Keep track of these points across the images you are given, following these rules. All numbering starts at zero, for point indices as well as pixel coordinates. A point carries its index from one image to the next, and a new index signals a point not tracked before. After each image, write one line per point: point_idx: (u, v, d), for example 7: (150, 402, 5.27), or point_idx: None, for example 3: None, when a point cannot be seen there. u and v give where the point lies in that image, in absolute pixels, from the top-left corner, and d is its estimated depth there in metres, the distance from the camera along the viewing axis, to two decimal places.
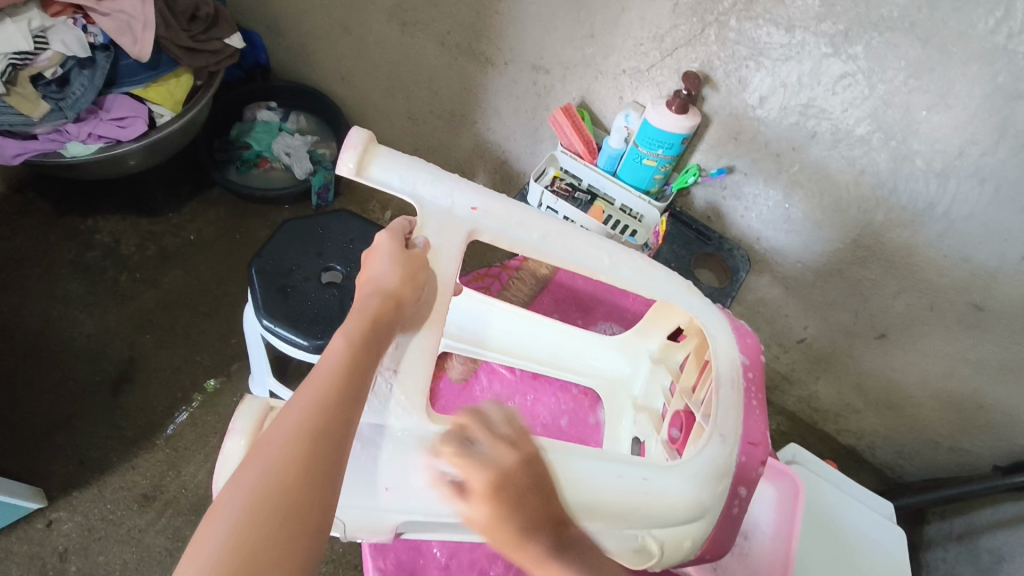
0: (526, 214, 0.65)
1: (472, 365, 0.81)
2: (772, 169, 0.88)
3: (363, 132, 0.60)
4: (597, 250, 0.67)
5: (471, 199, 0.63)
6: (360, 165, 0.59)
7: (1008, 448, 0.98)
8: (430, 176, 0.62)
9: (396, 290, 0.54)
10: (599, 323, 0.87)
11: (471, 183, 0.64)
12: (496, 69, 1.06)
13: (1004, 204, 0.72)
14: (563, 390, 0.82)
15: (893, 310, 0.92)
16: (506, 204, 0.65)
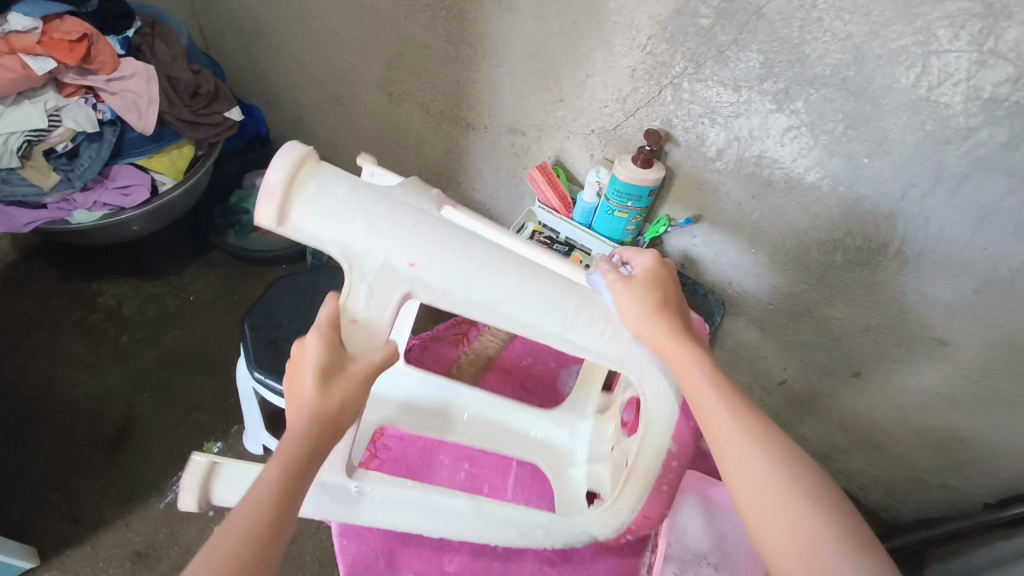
0: (478, 260, 0.58)
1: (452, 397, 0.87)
2: (737, 215, 0.93)
3: (284, 169, 0.53)
4: (552, 313, 0.60)
5: (409, 253, 0.56)
6: (282, 217, 0.53)
7: (994, 483, 0.98)
8: (361, 225, 0.55)
9: (329, 409, 0.51)
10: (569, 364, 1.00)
11: (412, 226, 0.56)
12: (477, 132, 1.13)
13: (951, 242, 0.77)
14: (538, 429, 0.85)
15: (864, 347, 0.95)
16: (454, 256, 0.57)
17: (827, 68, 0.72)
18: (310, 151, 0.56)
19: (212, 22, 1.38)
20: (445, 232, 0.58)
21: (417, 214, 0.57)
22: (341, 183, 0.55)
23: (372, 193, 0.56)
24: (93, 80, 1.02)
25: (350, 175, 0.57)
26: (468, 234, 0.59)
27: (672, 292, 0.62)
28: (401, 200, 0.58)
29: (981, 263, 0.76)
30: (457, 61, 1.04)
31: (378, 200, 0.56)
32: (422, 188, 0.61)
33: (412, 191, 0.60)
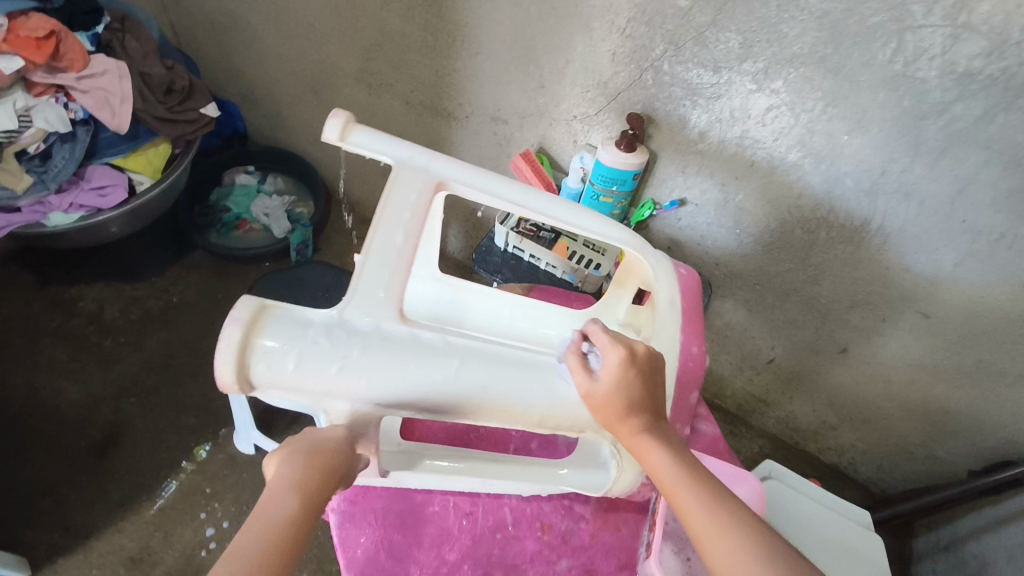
0: (452, 391, 0.50)
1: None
2: (722, 196, 0.93)
3: (222, 356, 0.45)
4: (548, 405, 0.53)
5: (376, 374, 0.48)
6: (248, 385, 0.46)
7: (977, 451, 1.01)
8: (323, 369, 0.47)
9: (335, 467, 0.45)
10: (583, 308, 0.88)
11: (370, 377, 0.48)
12: (459, 122, 1.13)
13: (930, 216, 0.78)
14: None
15: (849, 323, 0.97)
16: (423, 384, 0.49)
17: (805, 46, 0.72)
18: (252, 311, 0.46)
19: (184, 17, 1.35)
20: (411, 372, 0.49)
21: (376, 360, 0.48)
22: (287, 350, 0.46)
23: (323, 350, 0.47)
24: (63, 78, 0.99)
25: (295, 325, 0.47)
26: (436, 360, 0.50)
27: (644, 391, 0.50)
28: (356, 342, 0.48)
29: (960, 235, 0.77)
30: (436, 50, 1.03)
31: (330, 362, 0.47)
32: (376, 301, 0.51)
33: (362, 317, 0.50)
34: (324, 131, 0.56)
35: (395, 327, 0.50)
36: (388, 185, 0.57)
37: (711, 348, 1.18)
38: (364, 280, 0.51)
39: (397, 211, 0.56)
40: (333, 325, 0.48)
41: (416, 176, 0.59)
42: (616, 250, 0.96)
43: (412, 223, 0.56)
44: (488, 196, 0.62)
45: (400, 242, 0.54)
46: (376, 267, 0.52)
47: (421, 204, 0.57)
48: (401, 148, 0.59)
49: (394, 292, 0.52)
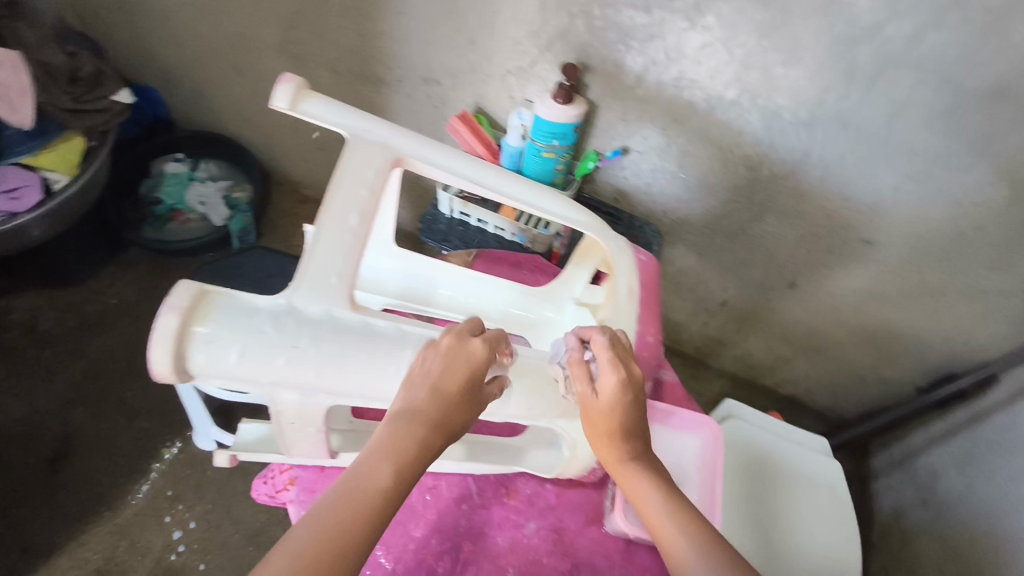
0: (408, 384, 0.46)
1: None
2: (663, 141, 0.92)
3: (161, 352, 0.40)
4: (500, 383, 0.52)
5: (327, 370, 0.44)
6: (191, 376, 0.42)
7: (924, 368, 1.05)
8: (270, 364, 0.43)
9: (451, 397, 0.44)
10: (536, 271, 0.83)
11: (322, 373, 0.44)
12: (391, 87, 1.08)
13: (866, 143, 0.78)
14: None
15: (796, 258, 0.98)
16: (378, 379, 0.45)
17: None
18: (192, 297, 0.41)
19: None
20: (361, 364, 0.45)
21: (325, 356, 0.44)
22: (227, 339, 0.41)
23: (271, 340, 0.42)
24: None
25: (238, 312, 0.42)
26: (392, 350, 0.46)
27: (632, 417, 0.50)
28: (305, 331, 0.44)
29: (896, 160, 0.78)
30: (357, 12, 0.98)
31: (277, 354, 0.43)
32: (325, 288, 0.46)
33: (312, 303, 0.45)
34: (271, 98, 0.49)
35: (349, 315, 0.45)
36: (342, 158, 0.51)
37: (667, 295, 1.18)
38: (312, 269, 0.46)
39: (350, 187, 0.50)
40: (281, 312, 0.44)
41: (372, 148, 0.52)
42: None
43: (368, 202, 0.50)
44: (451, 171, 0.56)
45: (349, 234, 0.48)
46: (324, 250, 0.47)
47: (381, 180, 0.51)
48: (356, 118, 0.53)
49: (347, 276, 0.47)
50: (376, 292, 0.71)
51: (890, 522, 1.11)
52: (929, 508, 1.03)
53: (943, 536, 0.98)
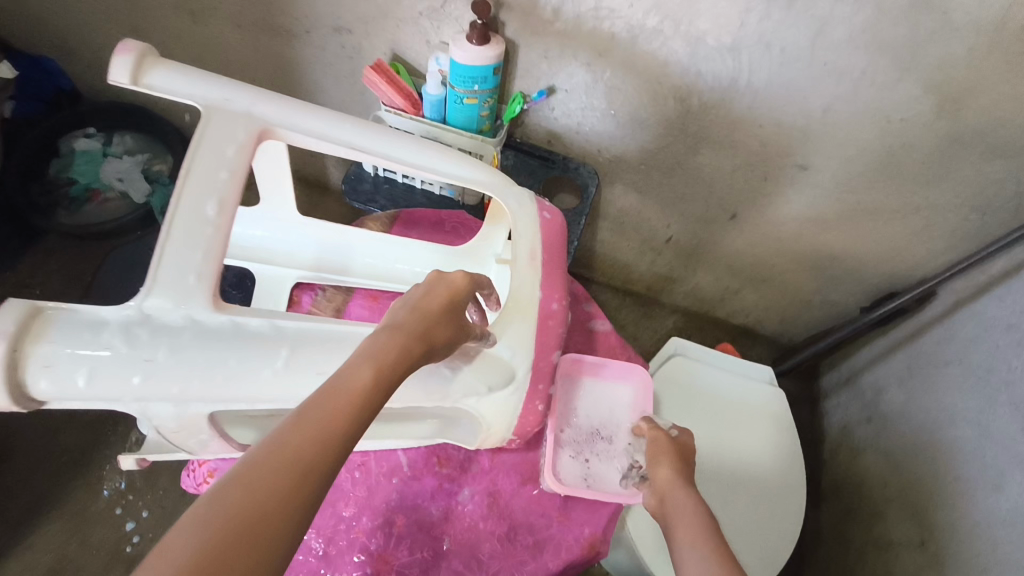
0: (288, 387, 0.46)
1: (341, 301, 0.71)
2: (589, 77, 0.87)
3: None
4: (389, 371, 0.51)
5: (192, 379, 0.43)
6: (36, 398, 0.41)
7: (866, 288, 1.05)
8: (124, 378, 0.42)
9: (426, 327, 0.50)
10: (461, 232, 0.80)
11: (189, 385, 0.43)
12: (300, 39, 1.00)
13: (792, 64, 0.75)
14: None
15: (733, 189, 0.96)
16: (254, 383, 0.45)
17: None
18: (21, 319, 0.39)
19: None
20: (230, 374, 0.44)
21: (186, 368, 0.43)
22: (69, 363, 0.40)
23: (121, 357, 0.41)
24: None
25: (79, 331, 0.41)
26: (263, 353, 0.45)
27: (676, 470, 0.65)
28: (162, 341, 0.43)
29: (823, 80, 0.75)
30: None
31: (131, 373, 0.42)
32: (184, 286, 0.44)
33: (169, 309, 0.43)
34: (108, 73, 0.48)
35: (213, 318, 0.44)
36: (199, 131, 0.49)
37: (612, 236, 1.16)
38: (166, 267, 0.44)
39: (207, 167, 0.48)
40: (131, 324, 0.42)
41: (232, 118, 0.50)
42: (492, 154, 0.93)
43: (231, 184, 0.48)
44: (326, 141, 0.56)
45: (208, 227, 0.46)
46: (180, 245, 0.45)
47: (242, 158, 0.49)
48: (215, 87, 0.51)
49: (208, 278, 0.45)
50: (291, 264, 0.71)
51: (838, 439, 1.14)
52: (874, 424, 1.06)
53: (886, 450, 1.01)
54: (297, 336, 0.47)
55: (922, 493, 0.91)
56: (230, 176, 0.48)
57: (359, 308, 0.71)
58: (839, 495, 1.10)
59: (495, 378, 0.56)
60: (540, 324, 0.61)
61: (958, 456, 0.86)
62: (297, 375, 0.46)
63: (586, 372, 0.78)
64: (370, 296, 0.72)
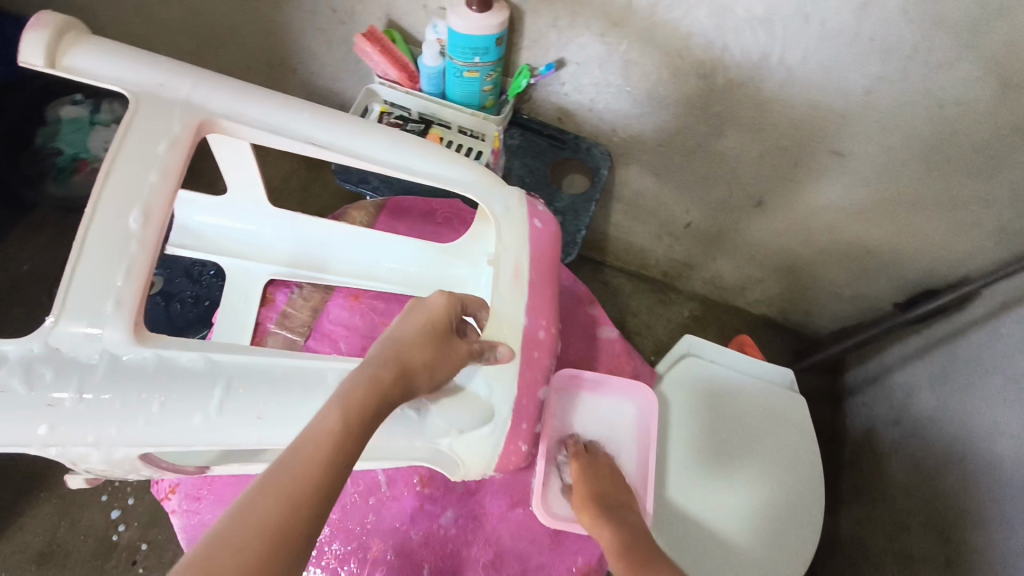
0: (220, 429, 0.44)
1: (319, 300, 0.70)
2: (603, 49, 0.78)
3: None
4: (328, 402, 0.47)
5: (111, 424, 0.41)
6: None
7: (902, 285, 0.96)
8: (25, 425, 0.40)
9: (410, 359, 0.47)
10: (449, 228, 0.76)
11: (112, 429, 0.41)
12: (289, 2, 0.91)
13: (835, 39, 0.66)
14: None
15: (761, 175, 0.87)
16: (183, 428, 0.43)
17: None
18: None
19: None
20: (151, 419, 0.42)
21: (99, 411, 0.41)
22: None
23: (23, 398, 0.39)
24: None
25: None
26: (192, 395, 0.43)
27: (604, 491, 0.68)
28: (71, 379, 0.40)
29: (870, 57, 0.66)
30: None
31: (37, 420, 0.40)
32: (98, 313, 0.40)
33: (79, 342, 0.40)
34: (19, 52, 0.44)
35: (132, 355, 0.41)
36: (127, 121, 0.45)
37: (626, 220, 1.08)
38: (76, 291, 0.40)
39: (132, 166, 0.43)
40: (34, 361, 0.40)
41: (163, 110, 0.46)
42: (495, 133, 0.86)
43: (161, 189, 0.44)
44: (278, 133, 0.50)
45: (131, 243, 0.42)
46: (97, 265, 0.41)
47: (174, 156, 0.45)
48: (146, 71, 0.47)
49: (130, 305, 0.41)
50: (265, 261, 0.67)
51: (862, 441, 1.07)
52: (902, 428, 0.99)
53: (913, 458, 0.94)
54: (230, 375, 0.44)
55: (952, 509, 0.84)
56: (160, 179, 0.44)
57: (338, 309, 0.70)
58: (859, 499, 1.04)
59: (466, 418, 0.52)
60: (525, 358, 0.55)
61: (995, 474, 0.79)
62: (229, 418, 0.44)
63: (585, 388, 0.75)
64: (351, 295, 0.71)
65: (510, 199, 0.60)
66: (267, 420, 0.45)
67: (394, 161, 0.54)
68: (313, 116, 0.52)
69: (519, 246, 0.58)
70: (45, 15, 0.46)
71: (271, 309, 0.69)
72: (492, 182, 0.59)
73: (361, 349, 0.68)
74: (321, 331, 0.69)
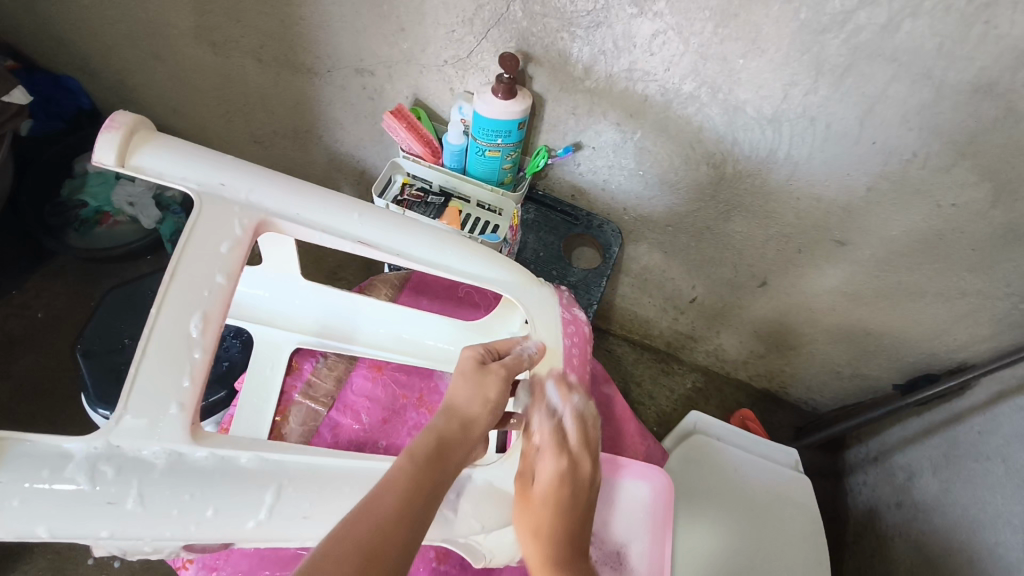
0: (271, 533, 0.44)
1: (342, 371, 0.72)
2: (619, 136, 0.83)
3: None
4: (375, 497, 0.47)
5: (165, 526, 0.41)
6: None
7: (901, 367, 0.99)
8: (84, 527, 0.39)
9: (467, 414, 0.49)
10: (468, 304, 0.78)
11: (161, 531, 0.41)
12: (321, 78, 0.96)
13: (838, 140, 0.70)
14: (418, 428, 0.70)
15: (766, 257, 0.91)
16: (233, 530, 0.43)
17: None
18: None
19: None
20: (203, 522, 0.42)
21: (154, 513, 0.41)
22: (20, 514, 0.38)
23: (83, 499, 0.39)
24: None
25: (39, 468, 0.38)
26: (245, 499, 0.43)
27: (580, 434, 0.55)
28: (132, 479, 0.40)
29: (872, 158, 0.70)
30: None
31: (98, 523, 0.40)
32: (157, 409, 0.41)
33: (140, 443, 0.41)
34: (94, 152, 0.46)
35: (194, 452, 0.42)
36: (192, 222, 0.46)
37: (633, 292, 1.11)
38: (141, 386, 0.41)
39: (198, 270, 0.44)
40: (98, 459, 0.40)
41: (224, 211, 0.47)
42: (513, 210, 0.90)
43: (221, 293, 0.45)
44: (331, 236, 0.52)
45: (194, 351, 0.43)
46: (158, 369, 0.42)
47: (236, 257, 0.46)
48: (209, 172, 0.49)
49: (188, 406, 0.42)
50: (290, 328, 0.70)
51: (865, 521, 1.07)
52: (905, 511, 0.99)
53: (917, 543, 0.93)
54: (283, 474, 0.45)
55: None
56: (224, 282, 0.45)
57: (361, 379, 0.72)
58: None
59: (493, 515, 0.51)
60: None
61: (1002, 564, 0.79)
62: (280, 523, 0.44)
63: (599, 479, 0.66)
64: (374, 366, 0.73)
65: (542, 293, 0.63)
66: (312, 519, 0.44)
67: (436, 260, 0.56)
68: (362, 217, 0.54)
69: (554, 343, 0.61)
70: (119, 114, 0.49)
71: (296, 378, 0.70)
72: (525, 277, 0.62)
73: (381, 422, 0.69)
74: (344, 402, 0.70)
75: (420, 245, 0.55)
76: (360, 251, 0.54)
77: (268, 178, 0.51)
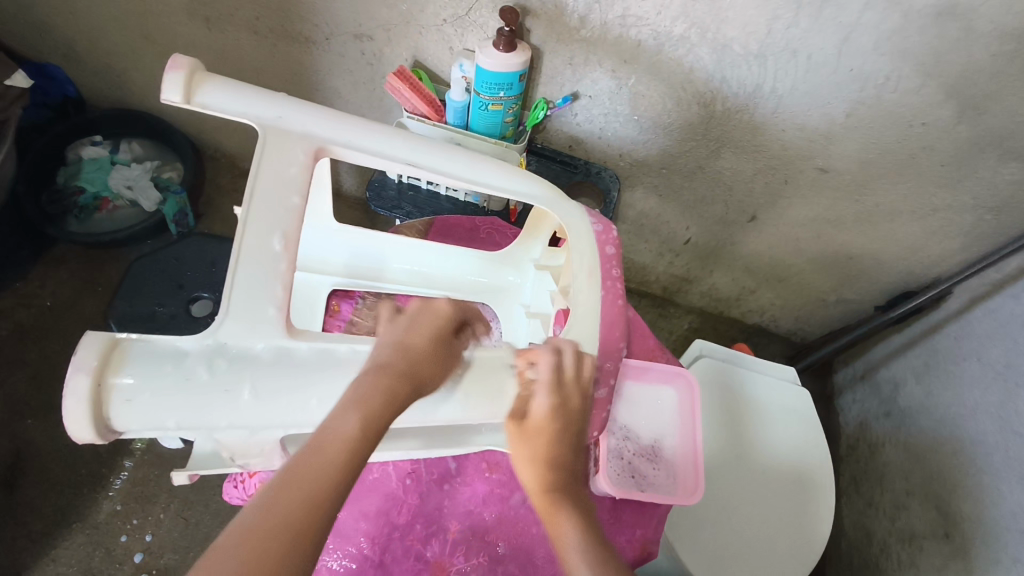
0: None
1: (381, 311, 0.76)
2: (614, 83, 0.88)
3: (85, 431, 0.41)
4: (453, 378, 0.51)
5: (276, 412, 0.45)
6: (99, 430, 0.41)
7: (881, 288, 1.07)
8: (204, 416, 0.43)
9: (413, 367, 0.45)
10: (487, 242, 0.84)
11: (273, 415, 0.45)
12: (319, 46, 0.99)
13: (819, 70, 0.76)
14: None
15: (754, 191, 0.97)
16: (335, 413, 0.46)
17: None
18: (101, 352, 0.41)
19: None
20: (310, 409, 0.45)
21: (267, 400, 0.44)
22: (151, 405, 0.42)
23: (202, 387, 0.43)
24: None
25: (162, 362, 0.42)
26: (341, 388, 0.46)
27: (564, 445, 0.51)
28: (243, 371, 0.44)
29: (851, 84, 0.76)
30: None
31: (218, 412, 0.43)
32: (255, 315, 0.46)
33: (247, 339, 0.45)
34: (162, 91, 0.49)
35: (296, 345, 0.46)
36: (260, 152, 0.50)
37: (630, 238, 1.17)
38: (239, 293, 0.46)
39: (274, 195, 0.49)
40: (212, 353, 0.44)
41: (288, 140, 0.52)
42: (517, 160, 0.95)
43: (295, 211, 0.49)
44: (380, 159, 0.57)
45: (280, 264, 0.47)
46: (253, 279, 0.47)
47: (304, 177, 0.51)
48: (266, 105, 0.52)
49: (282, 307, 0.47)
50: (326, 274, 0.76)
51: (856, 435, 1.16)
52: (892, 419, 1.07)
53: (905, 446, 1.02)
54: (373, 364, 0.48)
55: (946, 487, 0.91)
56: (299, 202, 0.50)
57: None
58: (858, 490, 1.12)
59: None
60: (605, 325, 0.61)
61: (979, 450, 0.87)
62: None
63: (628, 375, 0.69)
64: None
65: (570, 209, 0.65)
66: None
67: (474, 179, 0.61)
68: (405, 142, 0.58)
69: (591, 250, 0.64)
70: (176, 57, 0.52)
71: (338, 319, 0.75)
72: (559, 195, 0.65)
73: None
74: None
75: (459, 167, 0.60)
76: (406, 172, 0.59)
77: (318, 109, 0.54)
